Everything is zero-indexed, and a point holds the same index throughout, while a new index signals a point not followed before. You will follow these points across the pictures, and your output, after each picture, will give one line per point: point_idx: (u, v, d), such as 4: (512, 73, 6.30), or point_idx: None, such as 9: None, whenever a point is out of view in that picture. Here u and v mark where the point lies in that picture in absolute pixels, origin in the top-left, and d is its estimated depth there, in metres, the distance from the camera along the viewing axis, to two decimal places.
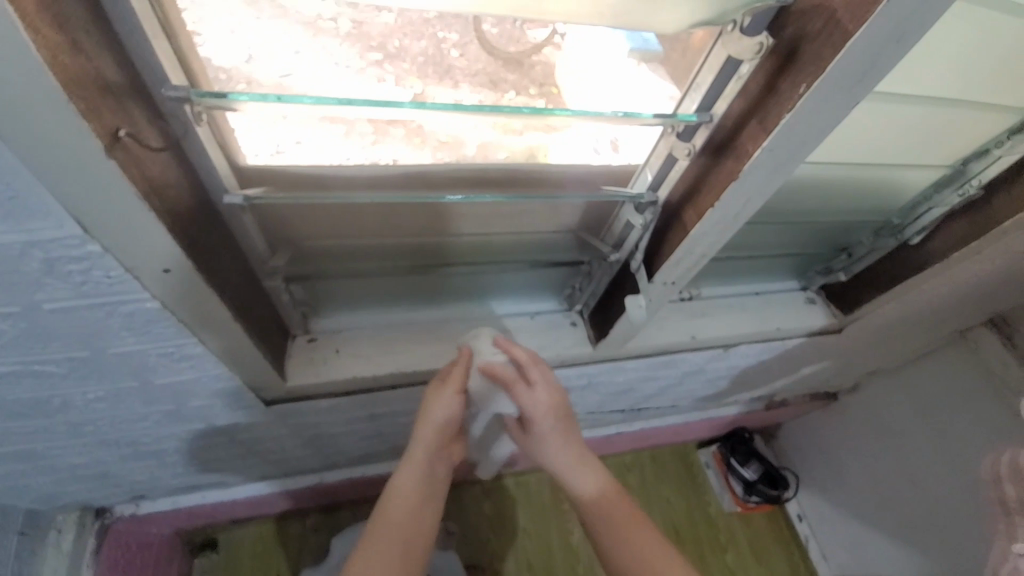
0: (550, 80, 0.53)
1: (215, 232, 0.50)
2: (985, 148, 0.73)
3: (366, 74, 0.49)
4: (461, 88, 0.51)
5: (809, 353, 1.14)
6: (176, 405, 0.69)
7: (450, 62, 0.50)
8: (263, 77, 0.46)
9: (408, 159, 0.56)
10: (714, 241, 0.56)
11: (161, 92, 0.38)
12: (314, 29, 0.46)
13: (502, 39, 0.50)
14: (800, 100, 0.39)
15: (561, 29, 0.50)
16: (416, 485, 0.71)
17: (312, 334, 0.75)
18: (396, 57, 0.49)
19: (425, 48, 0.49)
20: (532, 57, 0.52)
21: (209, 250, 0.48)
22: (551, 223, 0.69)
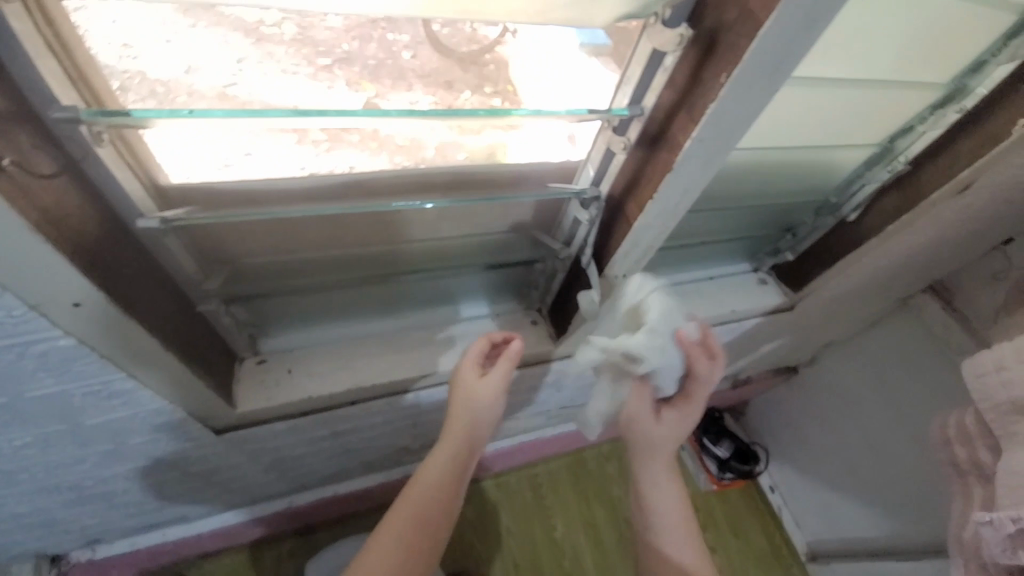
0: (504, 77, 0.57)
1: (133, 259, 0.47)
2: (909, 125, 0.76)
3: (313, 81, 0.51)
4: (416, 89, 0.54)
5: (767, 331, 1.18)
6: (117, 443, 0.65)
7: (403, 64, 0.54)
8: (205, 86, 0.48)
9: (375, 168, 0.56)
10: (658, 232, 0.56)
11: (49, 115, 0.35)
12: (255, 37, 0.48)
13: (455, 40, 0.55)
14: (722, 89, 0.39)
15: (512, 27, 0.55)
16: (447, 474, 0.68)
17: (261, 355, 0.72)
18: (347, 60, 0.52)
19: (378, 50, 0.53)
20: (485, 56, 0.56)
21: (126, 277, 0.45)
22: (501, 223, 0.68)
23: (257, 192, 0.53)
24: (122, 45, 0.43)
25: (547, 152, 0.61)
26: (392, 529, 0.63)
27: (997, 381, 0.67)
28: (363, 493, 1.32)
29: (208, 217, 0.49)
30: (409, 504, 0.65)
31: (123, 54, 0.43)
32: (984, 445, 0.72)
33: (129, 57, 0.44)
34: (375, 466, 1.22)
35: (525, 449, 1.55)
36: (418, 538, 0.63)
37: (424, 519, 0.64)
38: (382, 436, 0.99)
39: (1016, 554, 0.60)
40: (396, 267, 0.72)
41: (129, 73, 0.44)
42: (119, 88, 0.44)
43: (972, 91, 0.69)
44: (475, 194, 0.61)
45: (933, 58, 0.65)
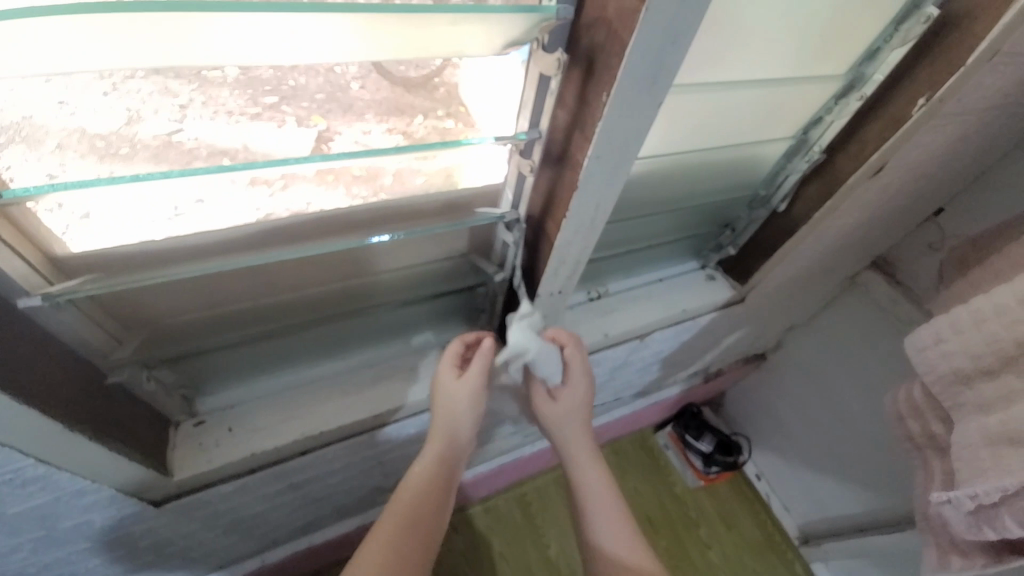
0: (455, 99, 0.56)
1: (21, 339, 0.45)
2: (818, 116, 0.80)
3: (261, 121, 0.49)
4: (370, 119, 0.54)
5: (726, 324, 1.19)
6: (47, 529, 0.60)
7: (352, 96, 0.52)
8: (149, 134, 0.46)
9: (332, 203, 0.56)
10: (581, 246, 0.57)
11: None
12: (198, 82, 0.46)
13: (402, 66, 0.53)
14: (606, 107, 0.40)
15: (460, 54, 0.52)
16: (434, 478, 0.67)
17: (199, 417, 0.69)
18: (293, 97, 0.50)
19: (325, 85, 0.51)
20: (434, 79, 0.55)
21: (17, 357, 0.43)
22: (433, 251, 0.68)
23: (166, 252, 0.51)
24: (59, 101, 0.42)
25: (472, 181, 0.61)
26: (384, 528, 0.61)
27: (937, 353, 0.69)
28: (343, 539, 1.27)
29: (102, 288, 0.47)
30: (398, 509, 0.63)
31: (60, 111, 0.42)
32: (935, 417, 0.74)
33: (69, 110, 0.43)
34: (350, 510, 1.18)
35: (507, 471, 1.53)
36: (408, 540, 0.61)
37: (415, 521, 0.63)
38: (348, 480, 0.96)
39: (981, 529, 0.61)
40: (367, 300, 0.71)
41: (67, 130, 0.44)
42: (57, 147, 0.44)
43: (869, 78, 0.73)
44: (393, 226, 0.60)
45: (827, 54, 0.68)
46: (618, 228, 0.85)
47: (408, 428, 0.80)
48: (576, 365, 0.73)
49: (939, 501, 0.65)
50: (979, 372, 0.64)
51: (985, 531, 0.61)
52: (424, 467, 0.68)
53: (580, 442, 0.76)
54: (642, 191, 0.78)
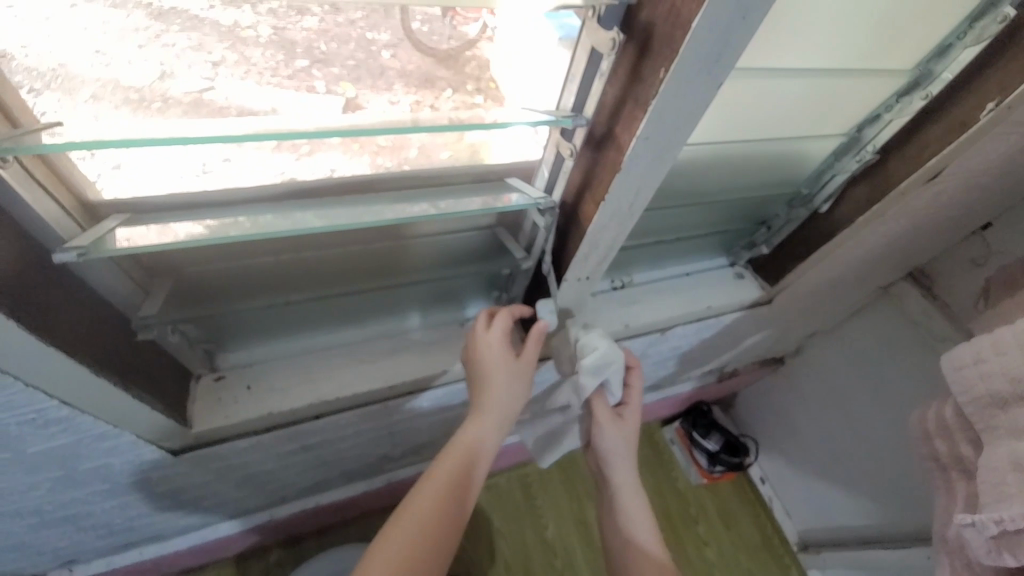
0: (486, 74, 0.55)
1: (55, 289, 0.44)
2: (877, 113, 0.75)
3: (293, 86, 0.49)
4: (396, 88, 0.52)
5: (749, 325, 1.16)
6: (66, 469, 0.61)
7: (383, 64, 0.52)
8: (180, 92, 0.46)
9: (360, 170, 0.55)
10: (616, 233, 0.55)
11: None
12: (231, 39, 0.47)
13: (435, 37, 0.52)
14: (662, 84, 0.37)
15: (492, 21, 0.52)
16: (480, 448, 0.63)
17: (219, 372, 0.70)
18: (325, 61, 0.50)
19: (356, 51, 0.51)
20: (466, 53, 0.54)
21: (51, 310, 0.42)
22: (461, 224, 0.66)
23: (194, 204, 0.51)
24: (97, 51, 0.43)
25: (514, 154, 0.59)
26: (420, 507, 0.57)
27: (976, 374, 0.65)
28: (347, 502, 1.30)
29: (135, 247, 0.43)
30: (436, 488, 0.59)
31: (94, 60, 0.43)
32: (964, 439, 0.71)
33: (103, 63, 0.44)
34: (356, 474, 1.20)
35: (513, 451, 1.54)
36: (443, 522, 0.58)
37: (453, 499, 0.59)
38: (357, 446, 0.97)
39: (1000, 555, 0.59)
40: (404, 268, 0.71)
41: (103, 81, 0.44)
42: (92, 97, 0.43)
43: (938, 76, 0.68)
44: (425, 188, 0.58)
45: (895, 44, 0.64)
46: (648, 217, 0.82)
47: (423, 401, 0.80)
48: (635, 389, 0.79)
49: (962, 523, 0.62)
50: (1018, 397, 0.61)
51: (1005, 557, 0.58)
52: (469, 437, 0.63)
53: (628, 466, 0.79)
54: (677, 181, 0.76)
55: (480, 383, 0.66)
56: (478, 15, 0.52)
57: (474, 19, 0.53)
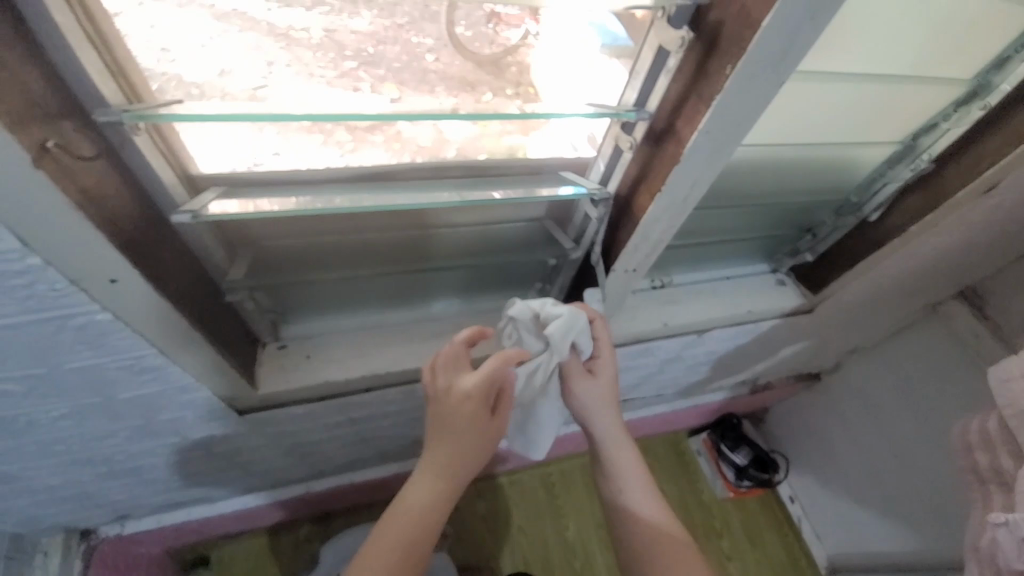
0: (526, 78, 0.59)
1: (169, 247, 0.49)
2: (933, 122, 0.75)
3: (340, 84, 0.53)
4: (437, 91, 0.56)
5: (786, 334, 1.15)
6: (146, 419, 0.66)
7: (425, 64, 0.57)
8: (236, 89, 0.49)
9: (383, 159, 0.59)
10: (667, 226, 0.57)
11: (96, 117, 0.37)
12: (285, 39, 0.53)
13: (477, 43, 0.59)
14: (728, 81, 0.40)
15: (535, 29, 0.59)
16: (430, 503, 0.62)
17: (283, 341, 0.75)
18: (372, 63, 0.55)
19: (401, 53, 0.57)
20: (508, 58, 0.59)
21: (164, 267, 0.47)
22: (513, 213, 0.70)
23: (277, 180, 0.56)
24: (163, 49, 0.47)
25: (570, 147, 0.65)
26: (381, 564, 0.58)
27: None
28: (378, 483, 1.35)
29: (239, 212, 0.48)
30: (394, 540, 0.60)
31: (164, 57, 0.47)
32: (1005, 452, 0.69)
33: (169, 61, 0.47)
34: (389, 456, 1.24)
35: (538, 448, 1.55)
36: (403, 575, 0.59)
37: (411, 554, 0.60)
38: (396, 425, 1.01)
39: None
40: (433, 255, 0.74)
41: (168, 76, 0.47)
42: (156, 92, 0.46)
43: (996, 87, 0.68)
44: (483, 178, 0.62)
45: (957, 53, 0.64)
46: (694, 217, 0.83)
47: None
48: (602, 340, 0.73)
49: (994, 523, 0.63)
50: None
51: None
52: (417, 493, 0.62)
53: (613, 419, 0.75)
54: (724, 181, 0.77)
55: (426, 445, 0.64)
56: (521, 23, 0.59)
57: (517, 26, 0.59)
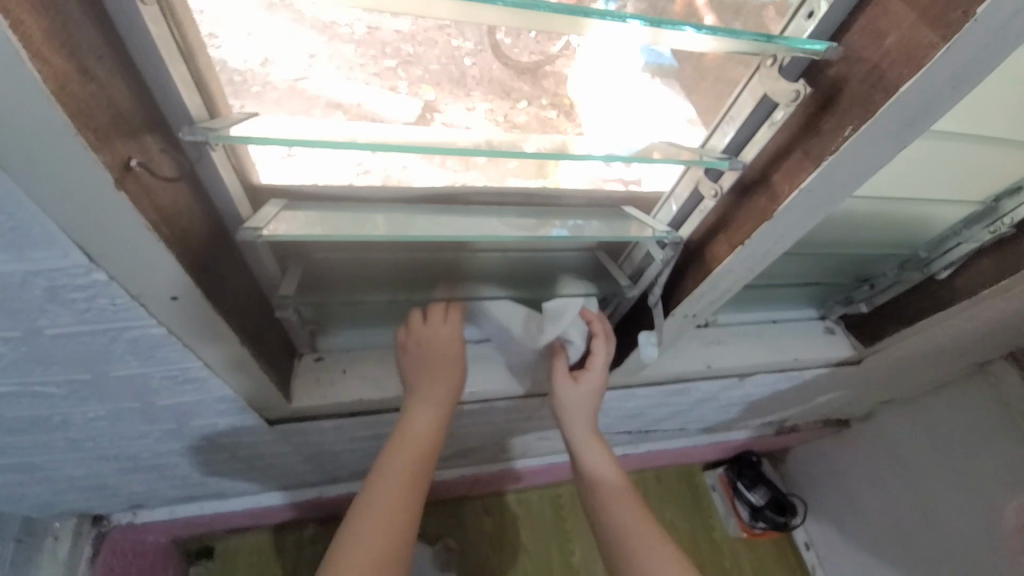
0: (561, 90, 0.55)
1: (228, 260, 0.47)
2: (1018, 184, 0.70)
3: (377, 81, 0.50)
4: (474, 94, 0.53)
5: (826, 383, 1.10)
6: (178, 424, 0.64)
7: (465, 70, 0.53)
8: (280, 78, 0.46)
9: (434, 181, 0.55)
10: (739, 276, 0.54)
11: (179, 133, 0.34)
12: (328, 34, 0.49)
13: (517, 50, 0.55)
14: (846, 143, 0.37)
15: (575, 40, 0.53)
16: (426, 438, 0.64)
17: (319, 353, 0.74)
18: (411, 62, 0.51)
19: (441, 54, 0.53)
20: (546, 67, 0.55)
21: (223, 282, 0.46)
22: (567, 245, 0.67)
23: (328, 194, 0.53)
24: (207, 32, 0.41)
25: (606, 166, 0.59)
26: (386, 495, 0.58)
27: None
28: None
29: (303, 234, 0.47)
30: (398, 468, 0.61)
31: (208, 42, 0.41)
32: None
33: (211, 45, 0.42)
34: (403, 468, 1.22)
35: (552, 472, 1.50)
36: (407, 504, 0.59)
37: (415, 483, 0.61)
38: None
39: None
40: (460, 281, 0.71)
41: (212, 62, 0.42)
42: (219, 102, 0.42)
43: None
44: (543, 209, 0.59)
45: None
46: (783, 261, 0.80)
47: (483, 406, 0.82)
48: (599, 352, 0.69)
49: None
50: None
51: None
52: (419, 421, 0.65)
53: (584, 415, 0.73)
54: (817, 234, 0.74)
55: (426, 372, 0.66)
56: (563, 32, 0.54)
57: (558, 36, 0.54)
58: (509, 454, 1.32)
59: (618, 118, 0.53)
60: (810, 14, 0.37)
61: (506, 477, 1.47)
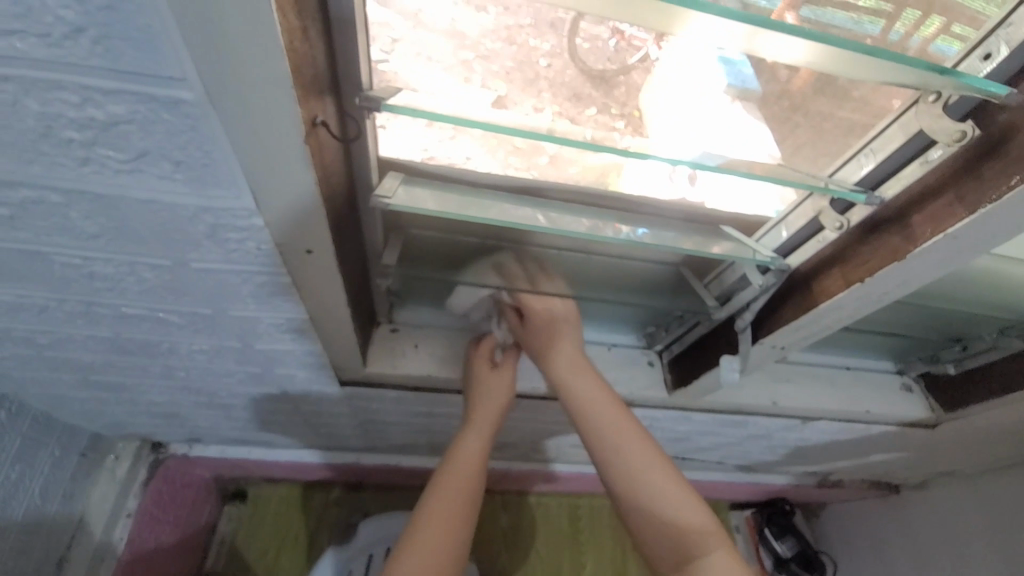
0: (633, 102, 0.48)
1: (351, 223, 0.50)
2: None
3: (455, 73, 0.44)
4: (545, 99, 0.47)
5: (890, 441, 1.04)
6: (264, 369, 0.68)
7: (538, 71, 0.46)
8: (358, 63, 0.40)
9: (489, 167, 0.54)
10: (846, 315, 0.52)
11: (353, 99, 0.37)
12: (414, 20, 0.41)
13: (593, 55, 0.47)
14: (1006, 192, 0.36)
15: (656, 53, 0.46)
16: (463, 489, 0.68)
17: (394, 324, 0.77)
18: (489, 57, 0.45)
19: (517, 53, 0.45)
20: (620, 76, 0.47)
21: (346, 244, 0.48)
22: (654, 255, 0.67)
23: (442, 174, 0.54)
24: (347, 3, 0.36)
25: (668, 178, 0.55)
26: (430, 540, 0.62)
27: None
28: (419, 472, 1.35)
29: (428, 209, 0.49)
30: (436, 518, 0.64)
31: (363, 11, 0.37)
32: None
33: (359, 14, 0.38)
34: (438, 450, 1.24)
35: (579, 481, 1.49)
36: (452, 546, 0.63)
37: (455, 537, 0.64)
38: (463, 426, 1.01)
39: None
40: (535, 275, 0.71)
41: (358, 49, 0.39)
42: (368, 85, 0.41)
43: None
44: (647, 217, 0.58)
45: None
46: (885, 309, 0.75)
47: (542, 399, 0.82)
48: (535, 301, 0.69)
49: None
50: None
51: None
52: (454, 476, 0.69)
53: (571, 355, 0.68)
54: (924, 289, 0.71)
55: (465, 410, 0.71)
56: (644, 42, 0.46)
57: (639, 46, 0.46)
58: (542, 455, 1.32)
59: (701, 134, 0.46)
60: (987, 56, 0.36)
61: (532, 479, 1.46)
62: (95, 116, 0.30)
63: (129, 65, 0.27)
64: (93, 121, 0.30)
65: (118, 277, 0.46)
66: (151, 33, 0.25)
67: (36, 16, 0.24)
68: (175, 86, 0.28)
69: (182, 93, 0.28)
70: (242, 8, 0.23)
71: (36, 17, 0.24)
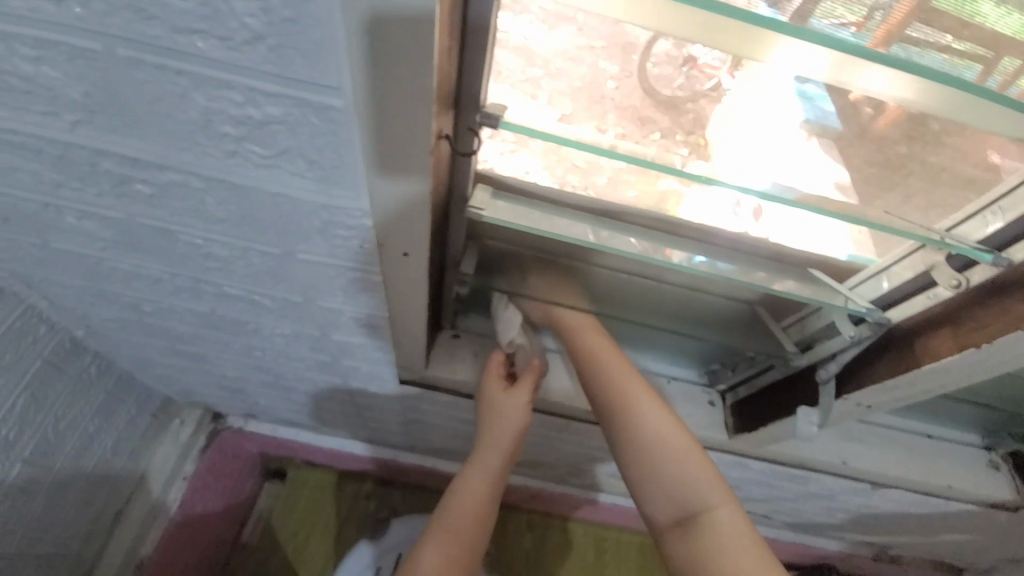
0: (699, 131, 0.43)
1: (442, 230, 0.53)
2: None
3: (520, 88, 0.41)
4: (608, 120, 0.42)
5: (969, 522, 0.94)
6: (333, 358, 0.71)
7: (603, 94, 0.42)
8: None
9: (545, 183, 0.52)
10: (951, 380, 0.49)
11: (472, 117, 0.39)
12: None
13: (662, 81, 0.42)
14: None
15: (728, 83, 0.42)
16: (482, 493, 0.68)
17: (456, 331, 0.78)
18: (556, 76, 0.41)
19: (583, 73, 0.42)
20: (688, 104, 0.43)
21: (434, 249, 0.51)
22: (729, 291, 0.65)
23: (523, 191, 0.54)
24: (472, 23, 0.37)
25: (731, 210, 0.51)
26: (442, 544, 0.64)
27: None
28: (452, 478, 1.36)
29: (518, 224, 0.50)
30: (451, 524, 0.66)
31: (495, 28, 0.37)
32: None
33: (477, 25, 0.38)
34: None
35: (611, 511, 1.44)
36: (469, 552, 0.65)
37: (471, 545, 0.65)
38: None
39: None
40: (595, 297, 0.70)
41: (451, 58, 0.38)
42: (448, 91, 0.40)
43: None
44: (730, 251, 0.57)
45: None
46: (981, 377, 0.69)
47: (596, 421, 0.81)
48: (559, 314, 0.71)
49: None
50: None
51: None
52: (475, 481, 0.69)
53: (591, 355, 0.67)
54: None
55: (483, 426, 0.71)
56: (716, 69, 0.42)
57: (711, 73, 0.42)
58: (578, 480, 1.29)
59: (769, 169, 0.43)
60: None
61: (563, 502, 1.43)
62: (251, 114, 0.32)
63: (293, 71, 0.29)
64: (248, 118, 0.33)
65: (229, 258, 0.49)
66: (321, 44, 0.27)
67: (223, 19, 0.27)
68: (329, 94, 0.30)
69: (334, 100, 0.30)
70: (413, 27, 0.26)
71: (222, 20, 0.27)
